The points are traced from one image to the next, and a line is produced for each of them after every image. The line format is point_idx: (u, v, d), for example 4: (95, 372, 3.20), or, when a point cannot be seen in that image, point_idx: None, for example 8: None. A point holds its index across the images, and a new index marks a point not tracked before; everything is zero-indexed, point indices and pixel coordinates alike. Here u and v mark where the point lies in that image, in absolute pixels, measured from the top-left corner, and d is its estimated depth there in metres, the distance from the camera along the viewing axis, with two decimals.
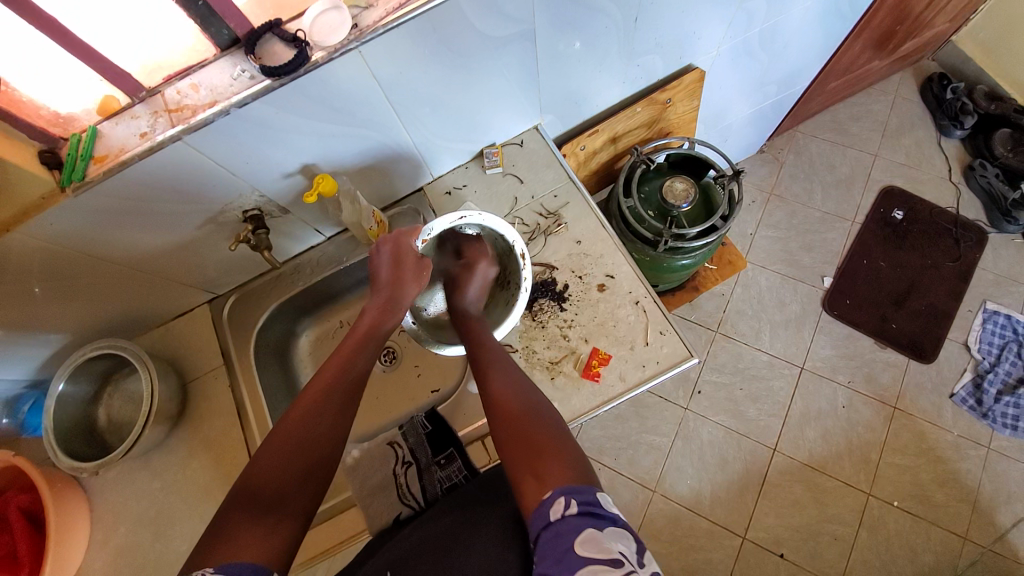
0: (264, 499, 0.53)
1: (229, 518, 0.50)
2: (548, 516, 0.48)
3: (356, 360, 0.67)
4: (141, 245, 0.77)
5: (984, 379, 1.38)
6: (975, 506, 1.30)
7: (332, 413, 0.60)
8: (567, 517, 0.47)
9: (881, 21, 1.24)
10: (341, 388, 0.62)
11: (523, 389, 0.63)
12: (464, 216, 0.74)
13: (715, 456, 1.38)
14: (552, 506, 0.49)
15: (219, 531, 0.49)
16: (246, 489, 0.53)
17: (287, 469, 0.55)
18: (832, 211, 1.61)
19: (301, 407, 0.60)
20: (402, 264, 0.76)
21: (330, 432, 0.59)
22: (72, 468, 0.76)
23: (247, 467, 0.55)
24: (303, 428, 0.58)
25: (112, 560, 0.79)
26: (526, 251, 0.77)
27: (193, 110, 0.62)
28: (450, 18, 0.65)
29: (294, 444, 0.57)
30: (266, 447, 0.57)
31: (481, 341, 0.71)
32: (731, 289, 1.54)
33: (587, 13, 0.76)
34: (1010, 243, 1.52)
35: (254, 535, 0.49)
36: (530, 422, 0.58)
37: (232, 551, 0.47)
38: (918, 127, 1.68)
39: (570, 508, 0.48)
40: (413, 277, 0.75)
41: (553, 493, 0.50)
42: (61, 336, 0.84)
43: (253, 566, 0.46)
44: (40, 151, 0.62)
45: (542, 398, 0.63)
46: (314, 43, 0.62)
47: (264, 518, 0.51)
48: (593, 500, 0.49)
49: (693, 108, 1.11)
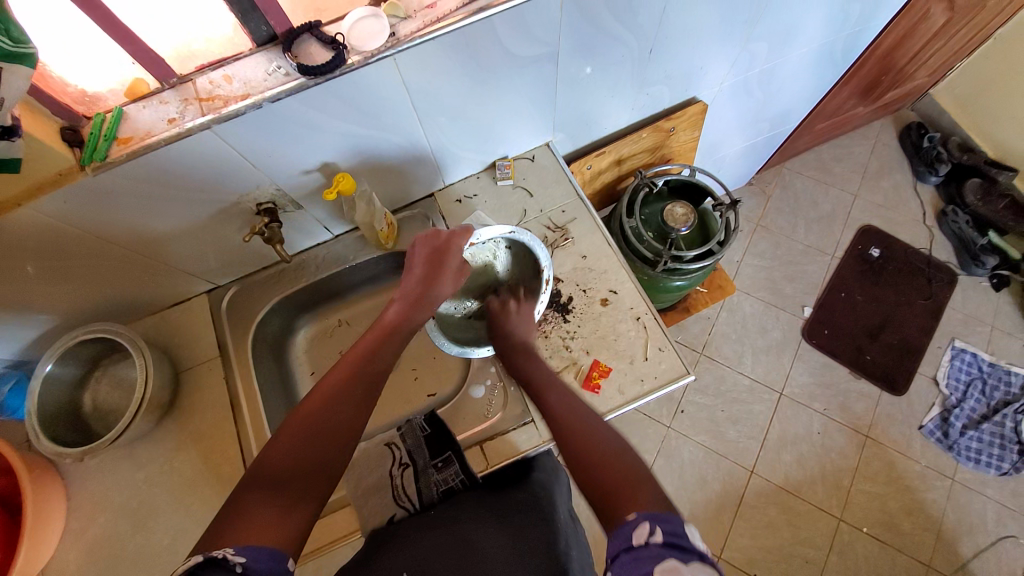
0: (282, 481, 0.53)
1: (243, 496, 0.51)
2: (630, 539, 0.47)
3: (380, 356, 0.68)
4: (150, 230, 0.76)
5: (950, 414, 1.45)
6: (939, 535, 1.36)
7: (353, 404, 0.61)
8: (651, 544, 0.46)
9: (868, 71, 1.32)
10: (361, 382, 0.64)
11: (594, 425, 0.63)
12: (513, 232, 0.76)
13: (694, 475, 1.41)
14: (636, 530, 0.47)
15: (234, 509, 0.49)
16: (261, 470, 0.53)
17: (306, 454, 0.56)
18: (814, 244, 1.68)
19: (319, 399, 0.60)
20: (443, 256, 0.76)
21: (350, 421, 0.60)
22: (55, 454, 0.73)
23: (263, 450, 0.56)
24: (320, 416, 0.59)
25: (87, 553, 0.76)
26: (549, 279, 0.82)
27: (224, 101, 0.63)
28: (483, 36, 0.68)
29: (313, 432, 0.57)
30: (284, 431, 0.57)
31: (541, 374, 0.73)
32: (716, 314, 1.60)
33: (607, 41, 0.80)
34: (977, 286, 1.61)
35: (270, 517, 0.49)
36: (608, 459, 0.58)
37: (252, 533, 0.46)
38: (896, 171, 1.78)
39: (654, 536, 0.46)
40: (453, 271, 0.76)
41: (637, 516, 0.49)
42: (50, 317, 0.82)
43: (270, 550, 0.46)
44: (61, 127, 0.61)
45: (614, 432, 0.63)
46: (351, 47, 0.64)
47: (280, 499, 0.51)
48: (680, 531, 0.46)
49: (694, 137, 1.15)
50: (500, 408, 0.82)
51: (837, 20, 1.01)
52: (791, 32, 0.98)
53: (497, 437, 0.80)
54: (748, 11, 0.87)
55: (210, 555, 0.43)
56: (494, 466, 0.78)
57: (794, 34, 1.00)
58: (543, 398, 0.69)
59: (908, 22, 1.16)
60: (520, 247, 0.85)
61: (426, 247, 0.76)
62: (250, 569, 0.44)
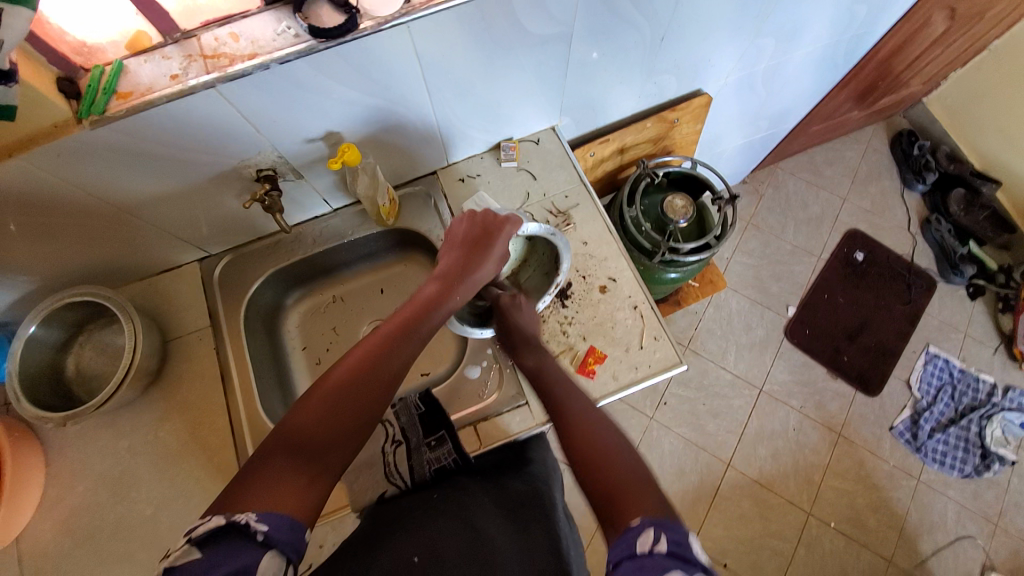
0: (306, 446, 0.53)
1: (270, 459, 0.51)
2: (634, 546, 0.46)
3: (416, 328, 0.68)
4: (144, 191, 0.73)
5: (920, 417, 1.51)
6: (902, 532, 1.42)
7: (384, 378, 0.61)
8: (655, 553, 0.45)
9: (865, 76, 1.35)
10: (395, 356, 0.63)
11: (598, 424, 0.63)
12: (553, 233, 0.80)
13: (673, 466, 1.45)
14: (640, 537, 0.46)
15: (261, 470, 0.49)
16: (288, 434, 0.53)
17: (330, 422, 0.56)
18: (801, 245, 1.72)
19: (349, 368, 0.60)
20: (490, 237, 0.77)
21: (379, 396, 0.60)
22: (35, 418, 0.71)
23: (288, 415, 0.55)
24: (351, 385, 0.58)
25: (65, 522, 0.75)
26: (561, 284, 0.85)
27: (230, 59, 0.61)
28: (499, 11, 0.67)
29: (342, 401, 0.57)
30: (310, 397, 0.57)
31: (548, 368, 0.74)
32: (704, 309, 1.63)
33: (621, 26, 0.79)
34: (954, 294, 1.67)
35: (295, 483, 0.49)
36: (604, 457, 0.57)
37: (274, 499, 0.47)
38: (885, 178, 1.82)
39: (659, 545, 0.45)
40: (496, 256, 0.77)
41: (641, 522, 0.48)
42: (30, 279, 0.78)
43: (290, 519, 0.46)
44: (57, 77, 0.59)
45: (619, 431, 0.62)
46: (364, 11, 0.62)
47: (304, 466, 0.51)
48: (684, 541, 0.46)
49: (696, 131, 1.16)
50: (495, 390, 0.82)
51: (842, 21, 1.02)
52: (797, 31, 0.99)
53: (491, 419, 0.80)
54: (760, 5, 0.87)
55: (233, 519, 0.44)
56: (486, 446, 0.79)
57: (799, 34, 1.00)
58: (551, 392, 0.70)
59: (910, 27, 1.17)
60: (546, 242, 0.88)
61: (470, 226, 0.78)
62: (270, 539, 0.44)
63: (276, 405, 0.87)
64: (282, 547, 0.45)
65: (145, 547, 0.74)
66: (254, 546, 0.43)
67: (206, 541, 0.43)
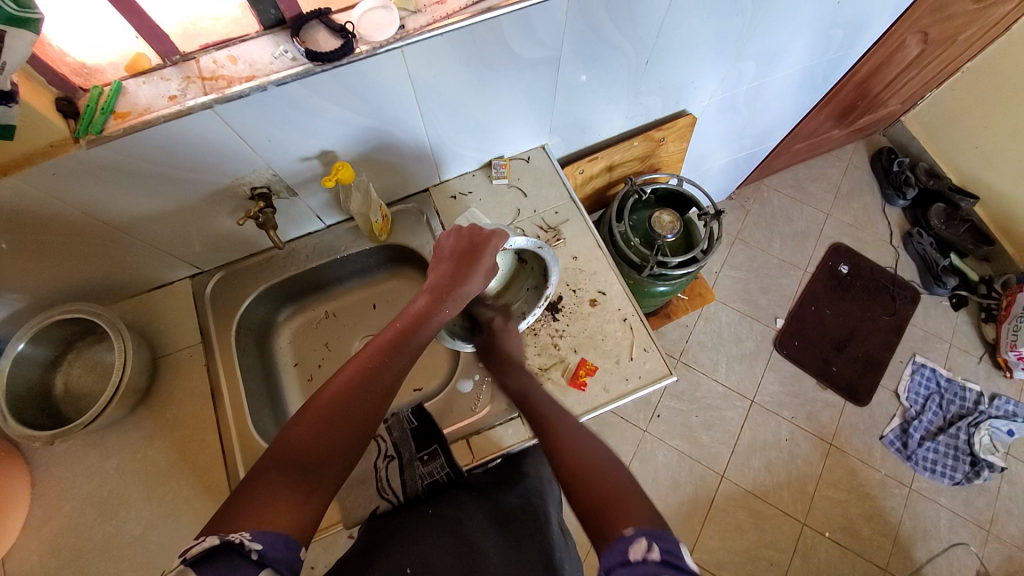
0: (302, 463, 0.53)
1: (265, 477, 0.51)
2: (626, 553, 0.47)
3: (409, 344, 0.68)
4: (138, 208, 0.74)
5: (909, 425, 1.53)
6: (896, 541, 1.42)
7: (377, 392, 0.61)
8: (648, 560, 0.46)
9: (845, 96, 1.39)
10: (387, 371, 0.64)
11: (581, 442, 0.63)
12: (538, 246, 0.80)
13: (668, 478, 1.45)
14: (633, 545, 0.47)
15: (255, 490, 0.50)
16: (282, 452, 0.54)
17: (324, 438, 0.56)
18: (788, 259, 1.75)
19: (341, 383, 0.61)
20: (479, 251, 0.78)
21: (371, 410, 0.60)
22: (21, 437, 0.70)
23: (281, 433, 0.56)
24: (343, 401, 0.59)
25: (50, 542, 0.74)
26: (551, 296, 0.86)
27: (228, 81, 0.63)
28: (490, 36, 0.69)
29: (335, 417, 0.58)
30: (303, 415, 0.57)
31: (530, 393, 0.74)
32: (694, 322, 1.65)
33: (607, 49, 0.82)
34: (938, 304, 1.70)
35: (288, 502, 0.49)
36: (592, 473, 0.58)
37: (269, 518, 0.47)
38: (867, 193, 1.87)
39: (651, 552, 0.46)
40: (485, 267, 0.78)
41: (634, 531, 0.49)
42: (21, 297, 0.78)
43: (285, 538, 0.47)
44: (55, 97, 0.60)
45: (605, 448, 0.63)
46: (360, 36, 0.64)
47: (299, 484, 0.51)
48: (675, 549, 0.47)
49: (682, 149, 1.19)
50: (488, 403, 0.82)
51: (821, 44, 1.06)
52: (776, 55, 1.03)
53: (484, 432, 0.81)
54: (742, 29, 0.90)
55: (228, 538, 0.43)
56: (479, 459, 0.79)
57: (779, 56, 1.04)
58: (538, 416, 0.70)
59: (886, 50, 1.22)
60: (535, 256, 0.88)
61: (458, 240, 0.80)
62: (265, 557, 0.44)
63: (267, 421, 0.87)
64: (277, 565, 0.45)
65: (132, 567, 0.73)
66: (248, 564, 0.43)
67: (203, 559, 0.42)
